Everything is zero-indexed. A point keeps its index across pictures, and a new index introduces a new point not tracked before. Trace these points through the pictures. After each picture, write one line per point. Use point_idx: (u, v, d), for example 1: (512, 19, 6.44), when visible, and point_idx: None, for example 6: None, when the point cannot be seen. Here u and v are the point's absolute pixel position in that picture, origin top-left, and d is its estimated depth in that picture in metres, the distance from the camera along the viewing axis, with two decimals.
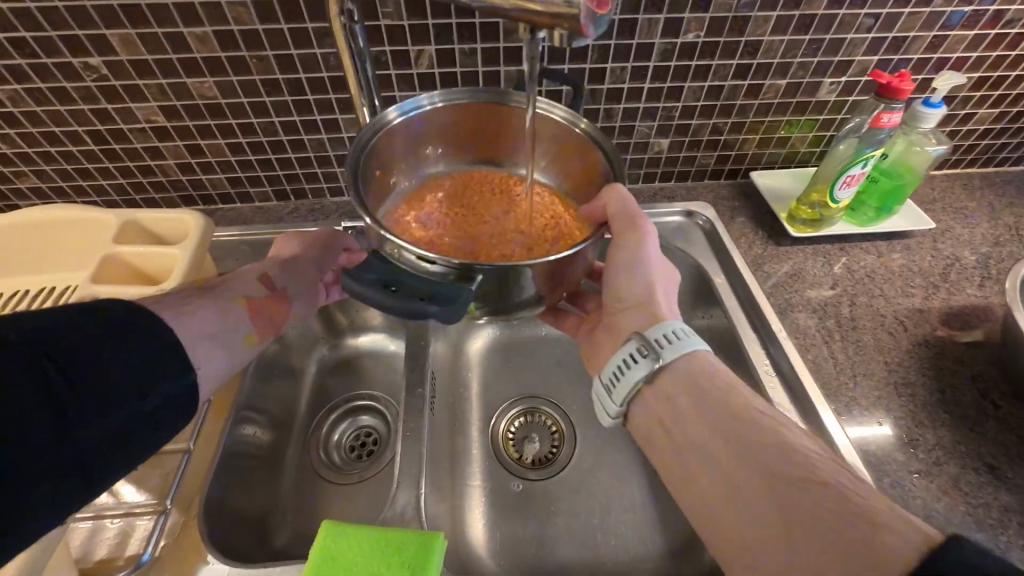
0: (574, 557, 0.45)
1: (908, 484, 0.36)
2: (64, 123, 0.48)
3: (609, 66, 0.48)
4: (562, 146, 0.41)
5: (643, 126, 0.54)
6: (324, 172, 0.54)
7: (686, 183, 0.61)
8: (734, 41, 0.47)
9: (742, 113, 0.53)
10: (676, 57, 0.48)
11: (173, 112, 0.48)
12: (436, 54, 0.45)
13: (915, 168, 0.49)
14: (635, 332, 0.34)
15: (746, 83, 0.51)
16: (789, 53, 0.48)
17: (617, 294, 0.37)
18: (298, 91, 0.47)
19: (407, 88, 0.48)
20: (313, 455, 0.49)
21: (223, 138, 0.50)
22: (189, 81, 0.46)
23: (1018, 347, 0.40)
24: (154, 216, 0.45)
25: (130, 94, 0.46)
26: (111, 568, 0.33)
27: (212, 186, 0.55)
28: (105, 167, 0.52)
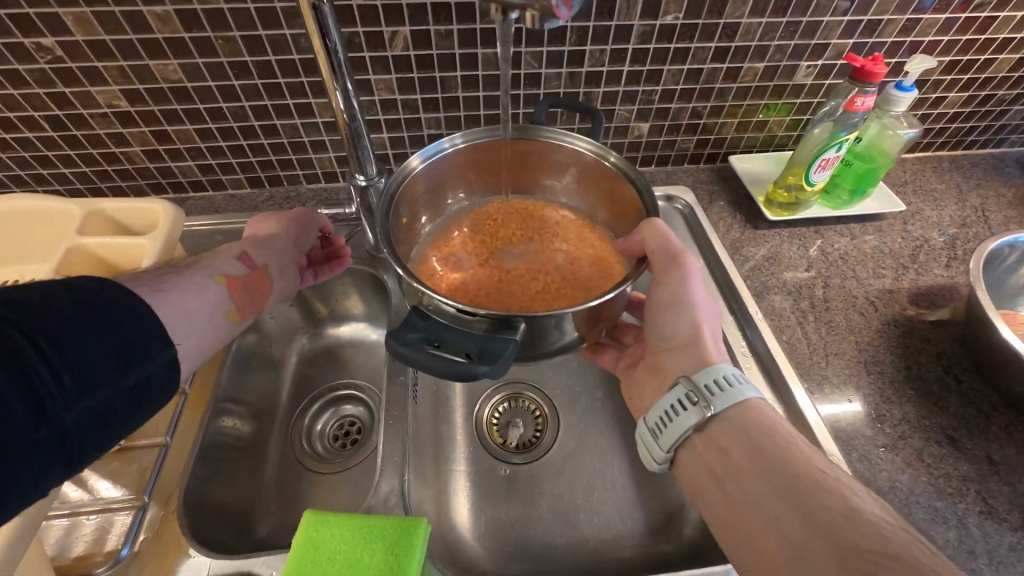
0: (558, 537, 0.46)
1: (875, 458, 0.38)
2: (19, 108, 0.45)
3: (588, 48, 0.47)
4: (593, 177, 0.43)
5: (624, 110, 0.53)
6: (299, 158, 0.53)
7: (667, 167, 0.61)
8: (713, 23, 0.47)
9: (721, 97, 0.53)
10: (655, 40, 0.47)
11: (137, 97, 0.46)
12: (412, 36, 0.44)
13: (887, 151, 0.50)
14: (683, 377, 0.34)
15: (724, 66, 0.50)
16: (767, 36, 0.48)
17: (662, 335, 0.37)
18: (269, 75, 0.45)
19: (382, 71, 0.47)
20: (296, 446, 0.48)
21: (192, 124, 0.48)
22: (152, 64, 0.44)
23: (980, 324, 0.41)
24: (120, 206, 0.44)
25: (88, 77, 0.44)
26: (89, 564, 0.33)
27: (182, 174, 0.53)
28: (67, 154, 0.50)
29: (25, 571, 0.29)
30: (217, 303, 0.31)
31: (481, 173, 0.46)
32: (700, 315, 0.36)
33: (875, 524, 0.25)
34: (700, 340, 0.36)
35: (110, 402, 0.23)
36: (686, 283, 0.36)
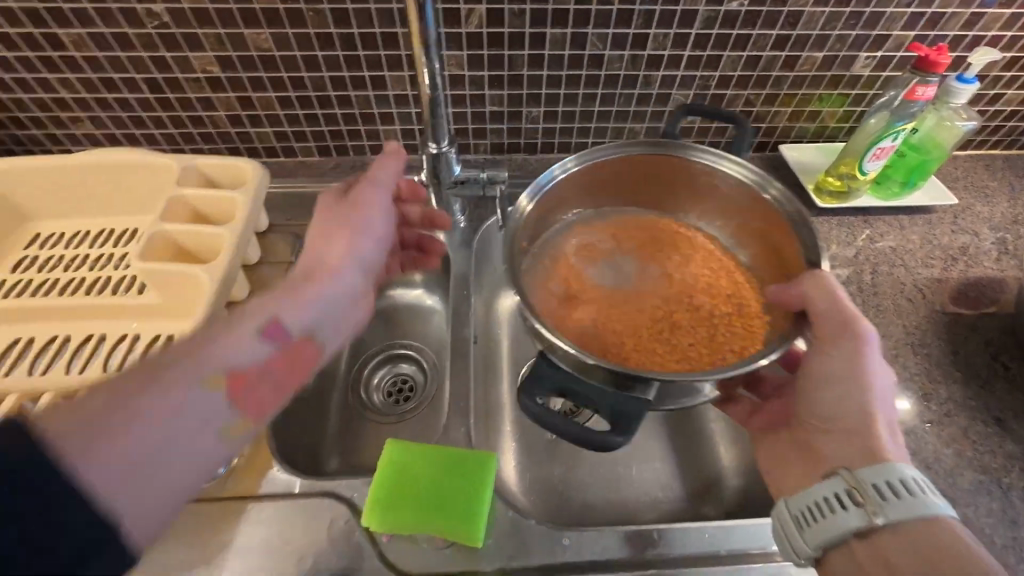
0: (599, 498, 0.48)
1: (920, 432, 0.39)
2: (123, 70, 0.49)
3: (652, 31, 0.49)
4: (737, 203, 0.45)
5: (680, 95, 0.55)
6: (368, 130, 0.56)
7: None
8: (776, 11, 0.48)
9: (777, 85, 0.55)
10: (718, 25, 0.49)
11: (228, 62, 0.49)
12: (487, 14, 0.47)
13: (942, 144, 0.50)
14: (846, 470, 0.33)
15: (783, 54, 0.52)
16: (828, 26, 0.49)
17: (818, 413, 0.37)
18: (351, 47, 0.48)
19: (455, 47, 0.49)
20: (355, 398, 0.52)
21: (274, 92, 0.52)
22: (247, 33, 0.47)
23: None
24: (210, 162, 0.47)
25: (188, 43, 0.48)
26: None
27: (259, 140, 0.56)
28: (159, 117, 0.53)
29: None
30: (204, 418, 0.26)
31: (606, 189, 0.48)
32: (873, 392, 0.35)
33: None
34: (870, 427, 0.34)
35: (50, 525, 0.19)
36: (854, 356, 0.35)
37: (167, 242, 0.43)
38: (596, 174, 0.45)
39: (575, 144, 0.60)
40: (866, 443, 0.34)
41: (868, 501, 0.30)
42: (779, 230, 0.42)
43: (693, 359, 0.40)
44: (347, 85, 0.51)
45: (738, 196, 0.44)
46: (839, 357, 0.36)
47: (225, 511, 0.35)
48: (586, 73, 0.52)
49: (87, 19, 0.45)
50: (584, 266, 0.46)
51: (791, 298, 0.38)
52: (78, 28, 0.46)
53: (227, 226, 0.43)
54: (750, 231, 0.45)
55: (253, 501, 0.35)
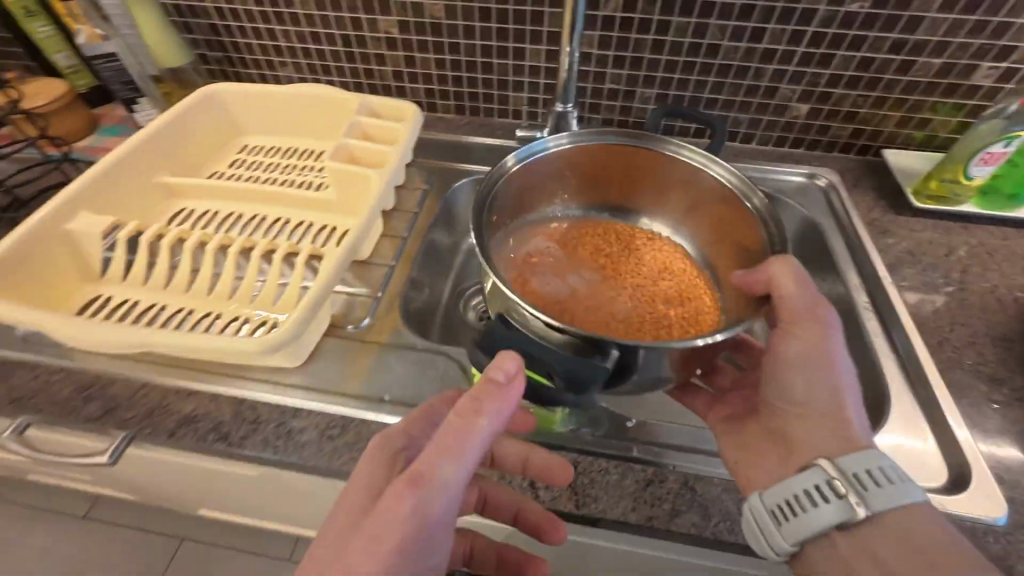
0: None
1: (987, 409, 0.41)
2: (328, 26, 0.63)
3: (771, 26, 0.54)
4: (704, 202, 0.51)
5: (788, 89, 0.59)
6: (500, 95, 0.66)
7: (816, 154, 0.65)
8: (897, 15, 0.52)
9: (888, 88, 0.57)
10: (836, 25, 0.53)
11: (405, 26, 0.61)
12: (623, 0, 0.55)
13: None
14: (822, 458, 0.35)
15: (899, 58, 0.55)
16: (952, 32, 0.52)
17: (791, 398, 0.39)
18: (504, 21, 0.59)
19: (590, 28, 0.58)
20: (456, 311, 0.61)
21: (433, 54, 0.63)
22: (426, 4, 0.59)
23: None
24: (383, 101, 0.59)
25: (380, 8, 0.60)
26: (343, 321, 0.47)
27: (411, 95, 0.68)
28: (342, 67, 0.67)
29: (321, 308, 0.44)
30: None
31: (596, 180, 0.54)
32: (836, 371, 0.38)
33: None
34: (840, 411, 0.37)
35: None
36: (819, 341, 0.38)
37: (347, 154, 0.55)
38: (581, 157, 0.51)
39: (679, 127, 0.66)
40: (841, 426, 0.37)
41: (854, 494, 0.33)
42: (744, 222, 0.46)
43: (630, 345, 0.44)
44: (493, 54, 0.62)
45: (711, 195, 0.49)
46: (803, 344, 0.38)
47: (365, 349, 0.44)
48: (702, 60, 0.58)
49: None
50: (527, 270, 0.51)
51: (756, 284, 0.41)
52: None
53: (394, 148, 0.54)
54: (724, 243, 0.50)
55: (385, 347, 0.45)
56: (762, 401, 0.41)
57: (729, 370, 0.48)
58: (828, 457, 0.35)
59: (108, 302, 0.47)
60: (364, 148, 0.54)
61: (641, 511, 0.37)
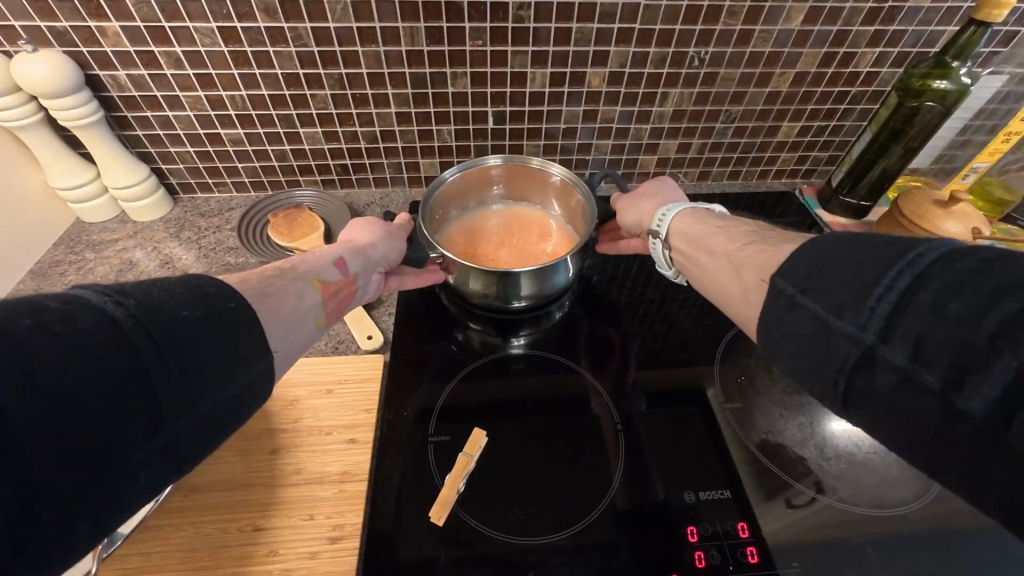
0: (665, 451, 0.52)
1: (598, 440, 0.53)
2: (601, 44, 0.66)
3: (769, 48, 0.69)
4: (504, 178, 0.68)
5: (721, 126, 0.79)
6: (563, 144, 0.78)
7: (725, 140, 0.81)
8: (786, 108, 0.77)
9: (693, 133, 0.79)
10: (786, 88, 0.74)
11: (773, 95, 0.75)
12: (718, 33, 0.67)
13: (568, 400, 0.57)
14: (304, 304, 0.42)
15: (792, 108, 0.77)
16: (797, 84, 0.74)
17: (475, 184, 0.68)
18: (660, 63, 0.69)
19: (667, 84, 0.72)
20: (518, 390, 0.57)
21: (571, 137, 0.78)
22: (652, 53, 0.68)
23: (562, 373, 0.60)
24: (505, 208, 0.73)
25: (636, 56, 0.68)
26: (463, 475, 0.49)
27: (510, 137, 0.76)
28: (539, 110, 0.73)
29: (468, 467, 0.49)
30: (313, 305, 0.43)
31: None
32: (461, 175, 0.65)
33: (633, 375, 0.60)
34: (502, 249, 0.67)
35: (191, 385, 0.30)
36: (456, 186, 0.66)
37: (445, 224, 0.70)
38: None
39: (693, 123, 0.78)
40: (551, 184, 0.67)
41: (654, 230, 0.53)
42: (483, 175, 0.67)
43: (519, 251, 0.67)
44: (795, 126, 0.79)
45: (493, 173, 0.67)
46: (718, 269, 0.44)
47: (461, 465, 0.49)
48: (724, 70, 0.71)
49: (588, 36, 0.65)
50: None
51: (449, 190, 0.66)
52: (594, 23, 0.64)
53: (489, 198, 0.72)
54: (518, 183, 0.70)
55: (463, 457, 0.50)
56: (534, 258, 0.66)
57: (572, 396, 0.57)
58: (350, 278, 0.49)
59: (251, 551, 0.42)
60: (514, 213, 0.72)
61: (676, 440, 0.53)
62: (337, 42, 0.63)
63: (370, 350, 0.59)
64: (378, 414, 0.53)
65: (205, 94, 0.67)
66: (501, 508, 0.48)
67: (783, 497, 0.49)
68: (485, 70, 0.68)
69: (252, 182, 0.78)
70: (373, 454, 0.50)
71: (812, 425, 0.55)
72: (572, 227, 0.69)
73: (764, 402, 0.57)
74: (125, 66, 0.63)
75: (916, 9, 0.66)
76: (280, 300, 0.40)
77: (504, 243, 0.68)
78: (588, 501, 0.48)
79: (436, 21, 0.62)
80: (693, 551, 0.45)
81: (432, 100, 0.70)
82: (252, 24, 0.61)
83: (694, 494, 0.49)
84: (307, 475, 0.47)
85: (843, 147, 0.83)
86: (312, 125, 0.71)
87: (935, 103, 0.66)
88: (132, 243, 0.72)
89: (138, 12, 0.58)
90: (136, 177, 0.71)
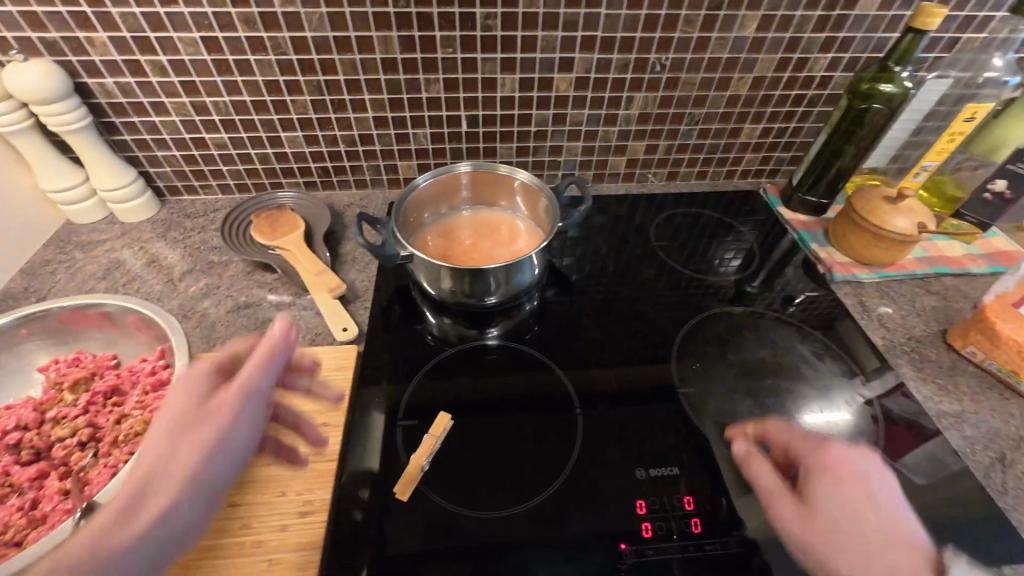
0: (620, 433, 0.56)
1: (558, 423, 0.57)
2: (566, 51, 0.70)
3: (726, 54, 0.73)
4: (473, 183, 0.72)
5: (686, 128, 0.83)
6: (535, 146, 0.82)
7: (690, 141, 0.85)
8: (747, 111, 0.81)
9: (659, 135, 0.83)
10: (745, 92, 0.78)
11: (734, 98, 0.79)
12: (676, 40, 0.70)
13: (532, 387, 0.60)
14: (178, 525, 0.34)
15: (752, 111, 0.81)
16: (756, 88, 0.78)
17: (446, 189, 0.72)
18: (624, 69, 0.73)
19: (632, 89, 0.76)
20: (485, 378, 0.61)
21: (542, 140, 0.81)
22: (615, 59, 0.72)
23: (527, 362, 0.63)
24: (475, 212, 0.76)
25: (600, 63, 0.72)
26: (428, 454, 0.52)
27: (483, 139, 0.80)
28: (510, 114, 0.77)
29: (432, 447, 0.52)
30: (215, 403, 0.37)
31: None
32: (432, 180, 0.68)
33: (595, 364, 0.63)
34: (473, 248, 0.70)
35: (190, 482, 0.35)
36: (428, 190, 0.69)
37: (419, 227, 0.73)
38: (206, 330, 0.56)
39: (659, 126, 0.82)
40: (517, 187, 0.71)
41: None
42: (453, 180, 0.70)
43: (488, 251, 0.70)
44: (756, 128, 0.83)
45: (463, 178, 0.71)
46: None
47: (426, 445, 0.53)
48: (685, 75, 0.75)
49: (553, 44, 0.69)
50: (241, 549, 0.44)
51: (422, 196, 0.70)
52: (558, 31, 0.68)
53: (460, 203, 0.76)
54: (487, 189, 0.74)
55: (428, 437, 0.53)
56: (503, 256, 0.69)
57: (536, 384, 0.61)
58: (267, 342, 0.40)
59: (226, 525, 0.45)
60: (483, 217, 0.76)
61: (631, 423, 0.57)
62: (314, 51, 0.67)
63: (346, 341, 0.62)
64: (350, 400, 0.56)
65: (190, 100, 0.70)
66: (465, 486, 0.51)
67: None
68: (457, 76, 0.71)
69: (237, 184, 0.81)
70: (345, 436, 0.53)
71: (761, 408, 0.59)
72: (540, 229, 0.72)
73: (717, 387, 0.61)
74: (113, 74, 0.66)
75: (862, 17, 0.70)
76: (156, 543, 0.33)
77: (475, 243, 0.71)
78: (546, 479, 0.52)
79: (408, 31, 0.66)
80: (643, 523, 0.49)
81: (407, 105, 0.74)
82: (233, 34, 0.64)
83: (645, 471, 0.53)
84: (281, 456, 0.50)
85: (804, 148, 0.87)
86: (293, 129, 0.75)
87: (883, 105, 0.70)
88: (120, 243, 0.75)
89: (125, 23, 0.62)
90: (124, 179, 0.74)
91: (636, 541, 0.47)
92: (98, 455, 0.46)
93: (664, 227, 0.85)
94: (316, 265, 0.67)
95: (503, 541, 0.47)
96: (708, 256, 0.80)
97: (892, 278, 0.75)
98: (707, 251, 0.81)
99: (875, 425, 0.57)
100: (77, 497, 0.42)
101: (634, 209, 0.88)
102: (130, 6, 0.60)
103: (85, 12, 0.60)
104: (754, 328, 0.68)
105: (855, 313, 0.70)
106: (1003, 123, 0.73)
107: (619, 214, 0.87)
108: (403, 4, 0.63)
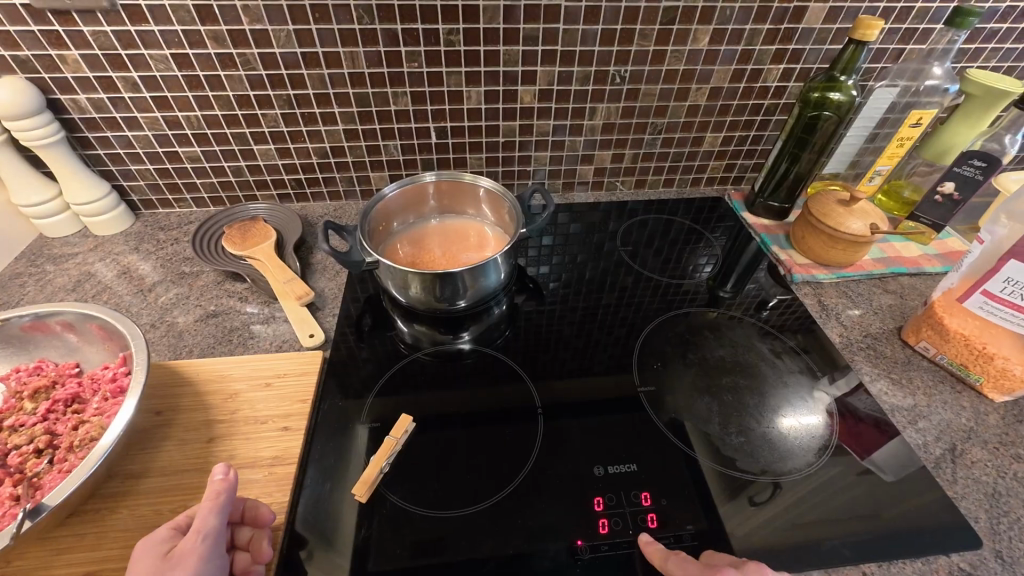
0: (581, 432, 0.57)
1: (521, 424, 0.57)
2: (528, 65, 0.73)
3: (682, 67, 0.76)
4: (439, 192, 0.74)
5: (650, 137, 0.85)
6: (505, 156, 0.84)
7: (655, 150, 0.87)
8: (708, 120, 0.84)
9: (625, 145, 0.86)
10: (704, 101, 0.81)
11: (694, 108, 0.82)
12: (634, 54, 0.73)
13: (496, 389, 0.61)
14: None
15: (713, 120, 0.84)
16: (714, 98, 0.81)
17: (414, 198, 0.74)
18: (585, 81, 0.76)
19: (594, 99, 0.78)
20: (450, 381, 0.62)
21: (510, 149, 0.83)
22: (576, 71, 0.74)
23: (493, 365, 0.64)
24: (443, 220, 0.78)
25: (563, 76, 0.75)
26: (388, 455, 0.52)
27: (453, 150, 0.82)
28: (478, 125, 0.79)
29: (392, 448, 0.53)
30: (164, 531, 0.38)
31: (158, 404, 0.54)
32: (399, 189, 0.70)
33: (559, 365, 0.65)
34: (441, 252, 0.72)
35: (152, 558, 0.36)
36: (396, 199, 0.71)
37: (388, 235, 0.74)
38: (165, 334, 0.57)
39: (623, 136, 0.84)
40: (482, 194, 0.73)
41: None
42: (420, 189, 0.72)
43: (456, 256, 0.71)
44: (718, 136, 0.86)
45: (429, 187, 0.73)
46: None
47: (386, 447, 0.53)
48: (644, 87, 0.78)
49: (515, 57, 0.72)
50: None
51: (390, 205, 0.71)
52: (520, 45, 0.70)
53: (427, 211, 0.78)
54: (453, 197, 0.76)
55: (388, 439, 0.53)
56: (471, 260, 0.70)
57: (500, 386, 0.62)
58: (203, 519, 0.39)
59: None
60: (451, 224, 0.78)
61: (592, 421, 0.58)
62: (283, 67, 0.69)
63: (312, 347, 0.63)
64: (313, 405, 0.56)
65: (163, 115, 0.72)
66: (425, 486, 0.51)
67: (745, 496, 0.52)
68: (423, 89, 0.74)
69: (211, 197, 0.83)
70: (306, 440, 0.53)
71: (719, 405, 0.60)
72: (506, 234, 0.74)
73: (677, 386, 0.62)
74: (85, 91, 0.68)
75: (809, 30, 0.73)
76: None
77: (443, 249, 0.73)
78: (506, 478, 0.52)
79: (374, 47, 0.68)
80: (599, 519, 0.49)
81: (377, 117, 0.76)
82: (203, 51, 0.66)
83: (603, 468, 0.54)
84: (240, 460, 0.50)
85: (765, 155, 0.90)
86: (265, 142, 0.77)
87: (832, 113, 0.73)
88: (92, 256, 0.76)
89: (96, 41, 0.63)
90: (97, 193, 0.75)
91: (592, 537, 0.48)
92: (54, 461, 0.46)
93: (632, 233, 0.87)
94: (284, 273, 0.68)
95: (461, 540, 0.48)
96: (676, 260, 0.82)
97: (851, 278, 0.77)
98: (674, 256, 0.83)
99: (828, 420, 0.58)
100: (27, 502, 0.43)
101: (604, 215, 0.90)
102: (102, 25, 0.62)
103: (57, 31, 0.62)
104: (715, 329, 0.70)
105: (815, 312, 0.72)
106: (951, 125, 0.76)
107: (589, 221, 0.89)
108: (368, 21, 0.66)
